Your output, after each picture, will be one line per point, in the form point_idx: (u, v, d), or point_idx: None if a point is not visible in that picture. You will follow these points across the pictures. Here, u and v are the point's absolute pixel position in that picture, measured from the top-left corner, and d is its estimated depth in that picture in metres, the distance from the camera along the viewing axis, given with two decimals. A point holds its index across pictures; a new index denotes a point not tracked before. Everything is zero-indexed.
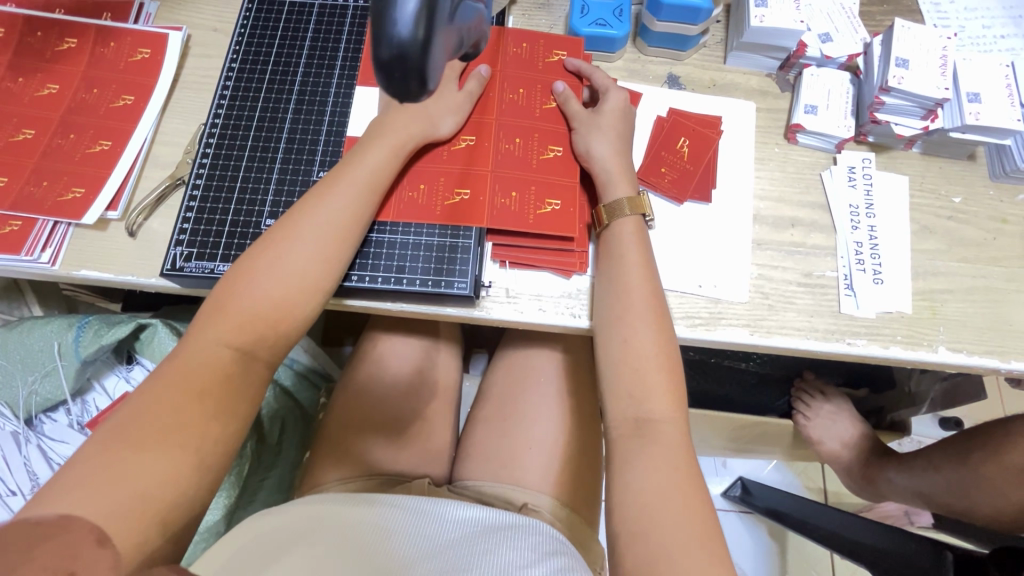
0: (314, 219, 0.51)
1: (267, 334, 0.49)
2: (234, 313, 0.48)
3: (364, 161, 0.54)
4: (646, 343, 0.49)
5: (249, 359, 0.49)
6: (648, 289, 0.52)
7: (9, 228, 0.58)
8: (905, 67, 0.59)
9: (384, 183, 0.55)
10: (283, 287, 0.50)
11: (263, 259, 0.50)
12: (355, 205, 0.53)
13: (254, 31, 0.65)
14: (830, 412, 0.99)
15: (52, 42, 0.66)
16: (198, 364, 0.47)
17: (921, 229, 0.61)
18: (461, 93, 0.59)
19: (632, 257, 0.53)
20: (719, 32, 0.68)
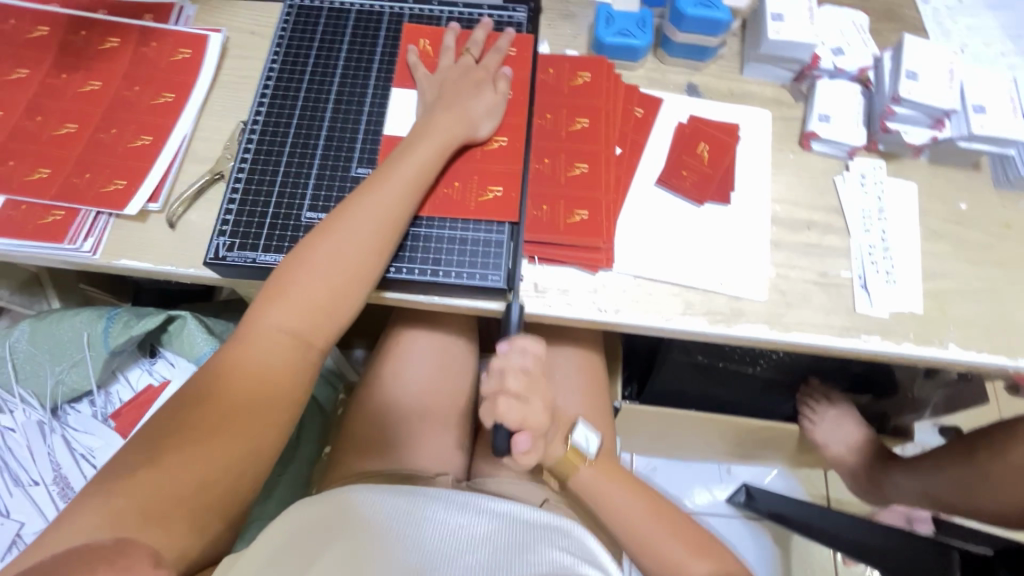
0: (367, 213, 0.54)
1: (325, 319, 0.52)
2: (295, 304, 0.51)
3: (412, 156, 0.57)
4: (620, 502, 0.62)
5: (306, 346, 0.51)
6: (631, 502, 0.62)
7: (52, 218, 0.60)
8: (915, 79, 0.62)
9: (427, 178, 0.57)
10: (340, 273, 0.52)
11: (319, 250, 0.52)
12: (405, 194, 0.55)
13: (293, 34, 0.68)
14: (836, 416, 1.02)
15: (95, 41, 0.68)
16: (265, 355, 0.49)
17: (930, 232, 0.64)
18: (497, 93, 0.62)
19: (606, 499, 0.63)
20: (735, 45, 0.72)
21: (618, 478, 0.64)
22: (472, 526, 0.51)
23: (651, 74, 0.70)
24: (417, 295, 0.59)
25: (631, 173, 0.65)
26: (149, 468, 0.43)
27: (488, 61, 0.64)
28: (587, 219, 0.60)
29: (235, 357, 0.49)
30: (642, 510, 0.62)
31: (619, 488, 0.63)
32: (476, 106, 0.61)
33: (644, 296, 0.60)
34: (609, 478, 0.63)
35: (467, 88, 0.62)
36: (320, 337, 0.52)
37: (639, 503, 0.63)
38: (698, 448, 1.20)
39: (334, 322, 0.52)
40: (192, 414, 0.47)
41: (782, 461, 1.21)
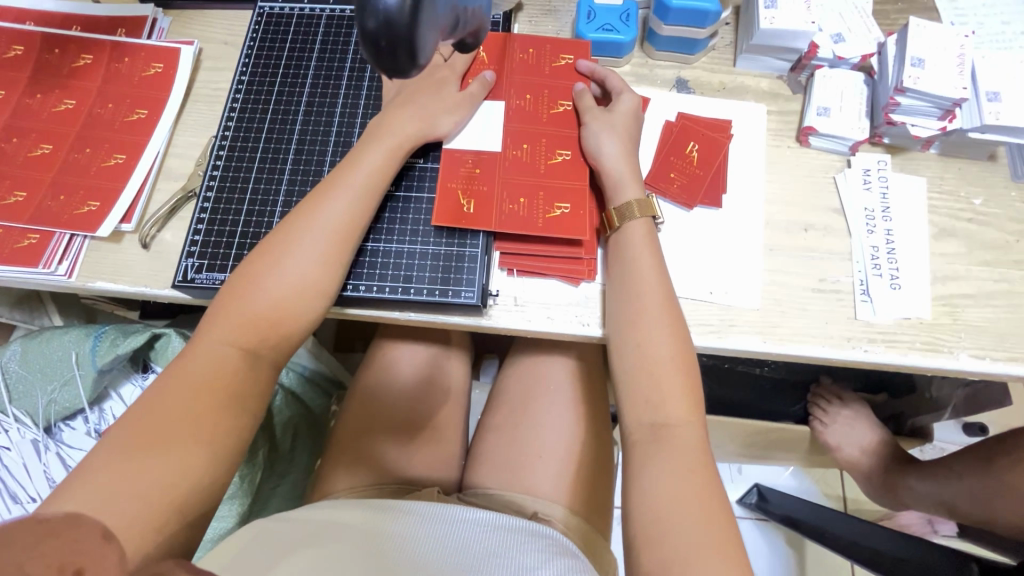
0: (317, 222, 0.51)
1: (269, 335, 0.49)
2: (234, 318, 0.48)
3: (361, 164, 0.54)
4: (658, 347, 0.50)
5: (256, 359, 0.48)
6: (660, 290, 0.52)
7: (27, 242, 0.59)
8: (920, 67, 0.57)
9: (381, 184, 0.55)
10: (283, 289, 0.49)
11: (264, 264, 0.50)
12: (355, 206, 0.53)
13: (262, 43, 0.66)
14: (848, 418, 0.97)
15: (69, 59, 0.67)
16: (205, 366, 0.46)
17: (940, 231, 0.60)
18: (461, 94, 0.60)
19: (646, 260, 0.53)
20: (728, 34, 0.68)
21: (671, 336, 0.50)
22: (423, 538, 0.52)
23: (638, 70, 0.67)
24: (392, 313, 0.57)
25: None
26: (102, 481, 0.39)
27: (457, 60, 0.61)
28: (567, 213, 0.57)
29: (183, 373, 0.46)
30: (669, 389, 0.49)
31: (664, 328, 0.51)
32: (436, 109, 0.58)
33: None
34: (660, 391, 0.49)
35: (430, 86, 0.59)
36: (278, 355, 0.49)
37: (675, 366, 0.49)
38: None
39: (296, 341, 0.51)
40: (148, 425, 0.42)
41: (795, 462, 1.17)
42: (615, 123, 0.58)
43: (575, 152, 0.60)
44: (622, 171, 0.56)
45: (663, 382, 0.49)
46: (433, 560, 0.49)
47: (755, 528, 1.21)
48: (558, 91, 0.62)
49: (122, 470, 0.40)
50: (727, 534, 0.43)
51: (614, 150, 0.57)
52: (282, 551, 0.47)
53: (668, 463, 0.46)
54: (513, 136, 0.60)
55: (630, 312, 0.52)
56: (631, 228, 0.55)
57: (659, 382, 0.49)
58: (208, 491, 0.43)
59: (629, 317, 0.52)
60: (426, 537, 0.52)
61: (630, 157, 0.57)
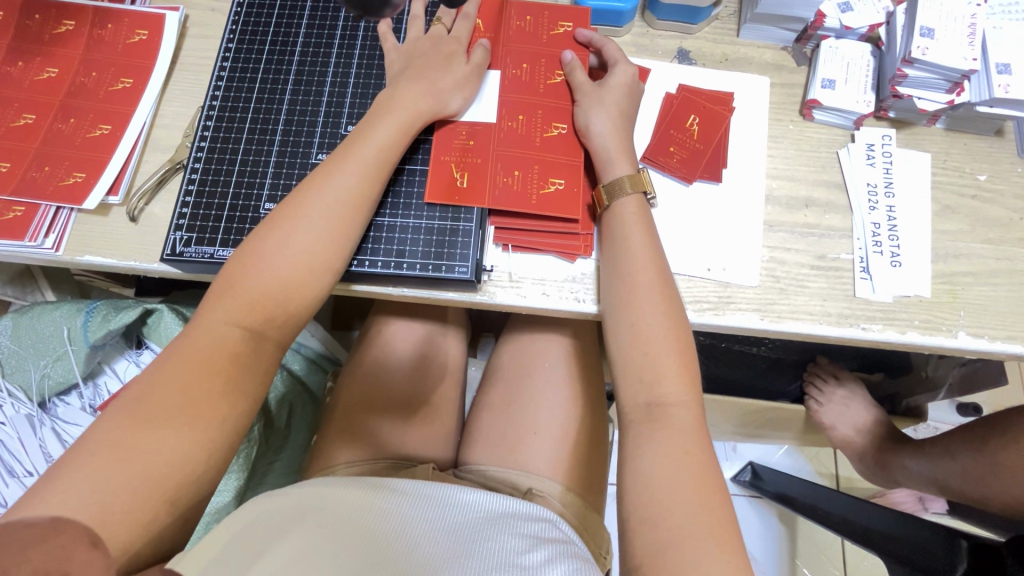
0: (322, 195, 0.50)
1: (277, 315, 0.48)
2: (241, 296, 0.47)
3: (374, 138, 0.53)
4: (655, 325, 0.49)
5: (260, 338, 0.47)
6: (655, 267, 0.51)
7: (12, 215, 0.58)
8: (930, 37, 0.56)
9: (392, 161, 0.53)
10: (291, 267, 0.48)
11: (269, 239, 0.48)
12: (365, 182, 0.51)
13: (249, 11, 0.64)
14: (843, 397, 0.98)
15: (50, 24, 0.65)
16: (208, 343, 0.45)
17: (943, 208, 0.59)
18: (470, 66, 0.57)
19: (638, 237, 0.52)
20: (732, 3, 0.65)
21: (670, 314, 0.50)
22: (417, 516, 0.52)
23: (638, 40, 0.65)
24: (388, 288, 0.56)
25: None
26: (97, 461, 0.39)
27: (458, 28, 0.59)
28: (561, 189, 0.56)
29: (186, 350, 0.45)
30: (667, 368, 0.48)
31: (660, 306, 0.50)
32: (447, 83, 0.56)
33: None
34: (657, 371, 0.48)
35: (439, 60, 0.56)
36: (275, 329, 0.48)
37: (672, 345, 0.49)
38: None
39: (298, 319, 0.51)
40: (142, 404, 0.42)
41: (789, 440, 1.18)
42: (604, 99, 0.57)
43: (572, 124, 0.58)
44: (612, 147, 0.55)
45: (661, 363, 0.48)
46: (429, 540, 0.49)
47: (748, 505, 1.22)
48: (557, 58, 0.60)
49: (119, 453, 0.40)
50: (725, 511, 0.43)
51: (607, 126, 0.55)
52: (280, 526, 0.47)
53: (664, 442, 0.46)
54: (509, 106, 0.58)
55: (625, 291, 0.51)
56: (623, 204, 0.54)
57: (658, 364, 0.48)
58: (204, 467, 0.43)
59: (623, 294, 0.51)
60: (421, 515, 0.52)
61: (620, 133, 0.56)
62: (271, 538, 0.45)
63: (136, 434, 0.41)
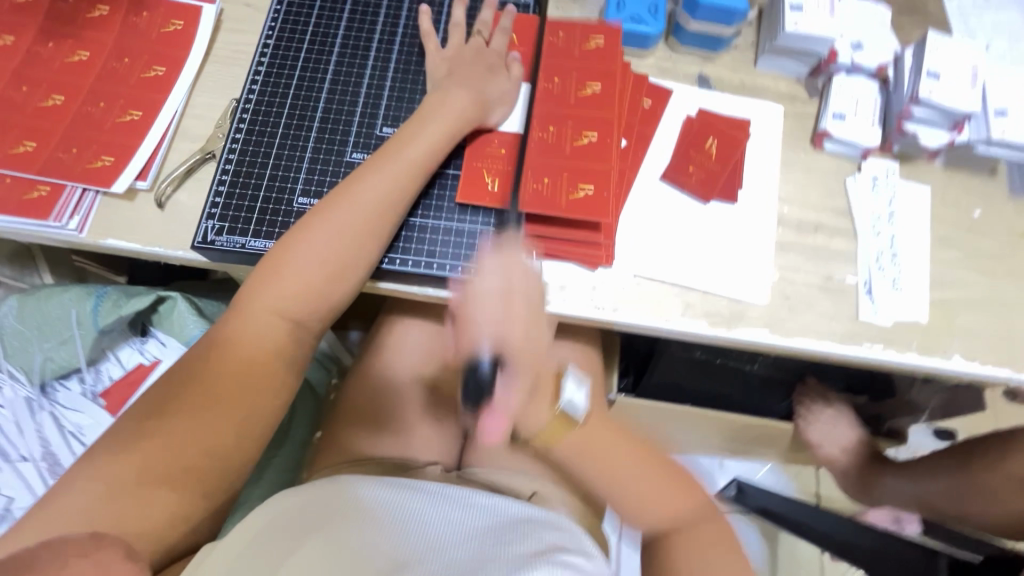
0: (366, 192, 0.52)
1: (319, 303, 0.51)
2: (286, 281, 0.50)
3: (417, 139, 0.55)
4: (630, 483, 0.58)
5: (300, 328, 0.51)
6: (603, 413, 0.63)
7: (37, 194, 0.58)
8: (935, 80, 0.60)
9: (432, 163, 0.55)
10: (333, 257, 0.50)
11: (314, 228, 0.51)
12: (407, 181, 0.53)
13: (289, 10, 0.65)
14: (829, 417, 1.02)
15: (84, 8, 0.65)
16: (256, 327, 0.49)
17: (941, 239, 0.62)
18: (509, 80, 0.60)
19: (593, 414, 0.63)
20: (751, 35, 0.69)
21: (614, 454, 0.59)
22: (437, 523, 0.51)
23: (662, 63, 0.68)
24: (415, 287, 0.57)
25: (637, 166, 0.63)
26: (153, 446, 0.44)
27: (497, 42, 0.62)
28: (590, 195, 0.57)
29: (236, 340, 0.49)
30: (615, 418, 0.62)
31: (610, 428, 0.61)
32: (483, 95, 0.58)
33: (645, 295, 0.59)
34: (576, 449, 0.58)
35: (480, 70, 0.60)
36: (313, 319, 0.51)
37: (636, 469, 0.58)
38: (690, 443, 1.20)
39: (330, 311, 0.52)
40: (197, 393, 0.47)
41: (774, 457, 1.21)
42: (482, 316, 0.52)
43: (602, 135, 0.59)
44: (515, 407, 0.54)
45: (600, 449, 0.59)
46: (448, 546, 0.47)
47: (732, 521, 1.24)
48: (588, 72, 0.62)
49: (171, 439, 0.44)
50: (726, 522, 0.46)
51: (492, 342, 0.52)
52: (299, 534, 0.46)
53: (634, 480, 0.58)
54: (541, 116, 0.60)
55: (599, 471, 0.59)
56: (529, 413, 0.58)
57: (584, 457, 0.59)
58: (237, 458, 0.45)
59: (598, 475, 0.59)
60: (440, 523, 0.51)
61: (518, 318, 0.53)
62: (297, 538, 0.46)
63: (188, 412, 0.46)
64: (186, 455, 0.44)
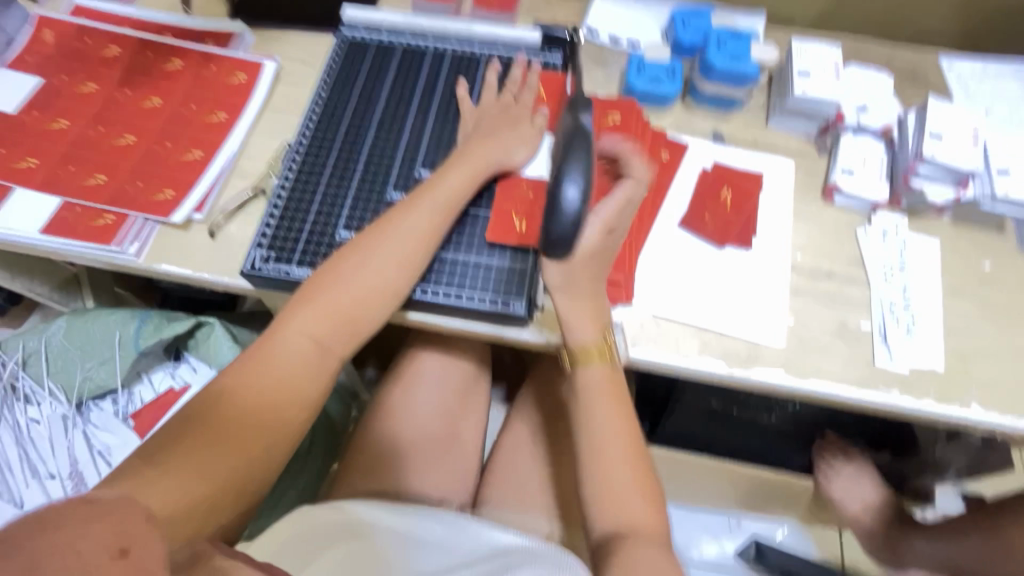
0: (398, 229, 0.56)
1: (347, 331, 0.54)
2: (319, 307, 0.53)
3: (448, 181, 0.59)
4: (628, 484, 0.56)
5: (326, 353, 0.53)
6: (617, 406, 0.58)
7: (103, 221, 0.63)
8: (938, 140, 0.64)
9: (459, 204, 0.59)
10: (365, 289, 0.54)
11: (349, 261, 0.55)
12: (435, 220, 0.57)
13: (341, 65, 0.72)
14: (851, 473, 1.00)
15: (161, 62, 0.73)
16: (288, 350, 0.52)
17: (953, 290, 0.64)
18: (534, 129, 0.65)
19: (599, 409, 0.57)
20: (762, 96, 0.75)
21: (615, 412, 0.57)
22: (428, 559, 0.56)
23: (679, 120, 0.73)
24: (442, 318, 0.61)
25: (655, 213, 0.67)
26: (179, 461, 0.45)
27: (526, 96, 0.68)
28: None
29: (272, 358, 0.51)
30: (615, 417, 0.57)
31: (613, 419, 0.57)
32: (516, 140, 0.64)
33: (663, 333, 0.61)
34: (600, 380, 0.58)
35: (506, 123, 0.65)
36: (339, 346, 0.54)
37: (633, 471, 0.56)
38: (704, 497, 1.16)
39: (359, 334, 0.54)
40: (219, 412, 0.48)
41: (794, 517, 1.16)
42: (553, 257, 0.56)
43: None
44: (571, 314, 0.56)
45: (609, 459, 0.56)
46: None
47: None
48: (604, 148, 0.67)
49: (195, 449, 0.46)
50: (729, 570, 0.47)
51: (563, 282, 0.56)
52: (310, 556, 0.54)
53: (639, 510, 0.55)
54: None
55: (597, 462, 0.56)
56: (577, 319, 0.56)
57: (600, 404, 0.57)
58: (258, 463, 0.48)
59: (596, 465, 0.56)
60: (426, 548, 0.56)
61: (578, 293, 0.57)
62: (313, 548, 0.56)
63: (217, 427, 0.47)
64: (211, 464, 0.46)
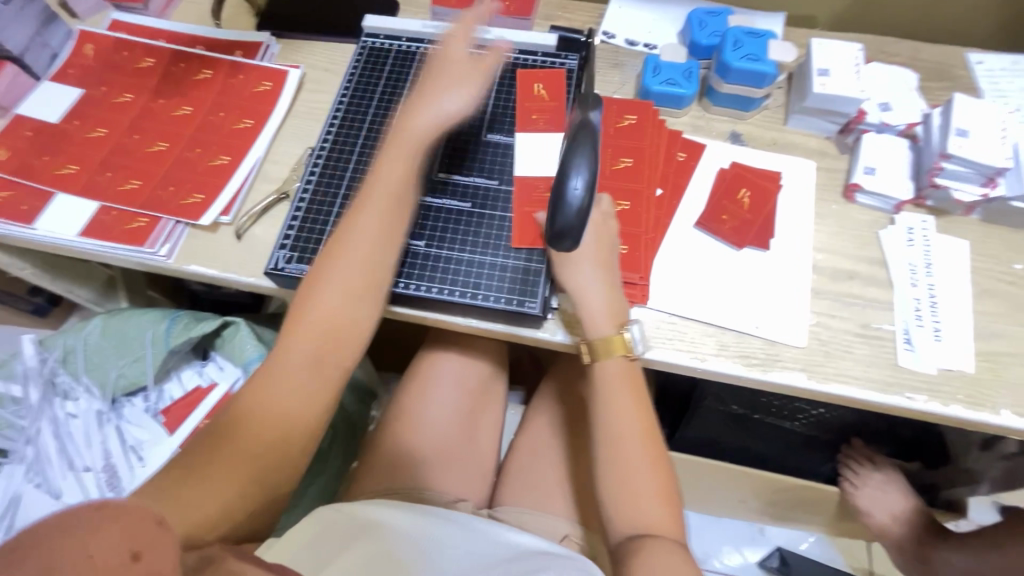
0: (354, 240, 0.56)
1: (334, 342, 0.55)
2: (302, 334, 0.54)
3: (387, 178, 0.58)
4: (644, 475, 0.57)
5: (321, 368, 0.54)
6: (634, 398, 0.59)
7: (137, 224, 0.66)
8: (964, 137, 0.62)
9: (404, 197, 0.58)
10: (339, 301, 0.55)
11: (315, 284, 0.55)
12: (384, 221, 0.57)
13: (362, 71, 0.74)
14: (880, 482, 0.96)
15: (193, 72, 0.76)
16: (283, 381, 0.53)
17: (982, 291, 0.62)
18: (467, 74, 0.61)
19: (621, 401, 0.59)
20: (781, 96, 0.74)
21: (633, 403, 0.59)
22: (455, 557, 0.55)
23: (696, 121, 0.73)
24: (458, 317, 0.62)
25: (671, 213, 0.67)
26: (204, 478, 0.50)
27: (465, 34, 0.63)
28: (625, 253, 0.63)
29: (277, 377, 0.53)
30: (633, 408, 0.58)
31: (632, 409, 0.58)
32: (446, 94, 0.60)
33: (678, 334, 0.60)
34: (617, 372, 0.59)
35: (441, 75, 0.61)
36: (334, 358, 0.55)
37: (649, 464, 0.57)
38: (724, 504, 1.14)
39: (347, 342, 0.55)
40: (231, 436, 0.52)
41: (819, 527, 1.13)
42: (578, 255, 0.59)
43: (633, 204, 0.65)
44: (599, 308, 0.58)
45: (628, 452, 0.57)
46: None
47: None
48: (620, 149, 0.67)
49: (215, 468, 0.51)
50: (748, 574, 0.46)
51: (592, 283, 0.58)
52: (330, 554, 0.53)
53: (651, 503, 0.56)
54: None
55: (614, 454, 0.58)
56: (594, 315, 0.58)
57: (620, 396, 0.59)
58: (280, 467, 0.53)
59: (613, 456, 0.58)
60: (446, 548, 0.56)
61: (607, 293, 0.58)
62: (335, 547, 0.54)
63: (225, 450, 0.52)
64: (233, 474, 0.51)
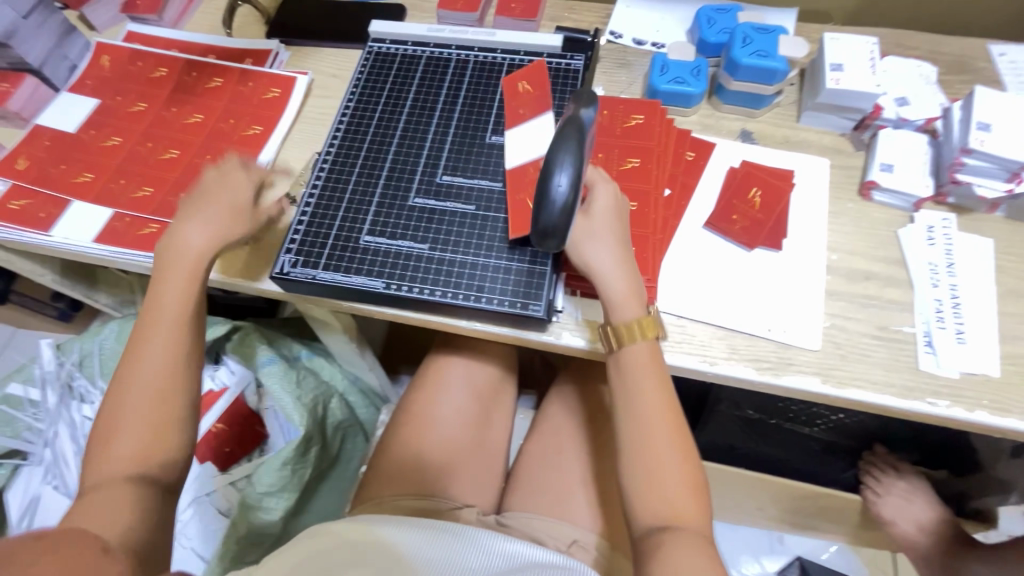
0: (147, 356, 0.54)
1: (151, 457, 0.51)
2: (110, 459, 0.50)
3: (162, 297, 0.56)
4: (671, 463, 0.53)
5: (148, 484, 0.50)
6: (662, 385, 0.55)
7: (148, 230, 0.68)
8: (986, 131, 0.59)
9: (186, 311, 0.56)
10: (149, 412, 0.52)
11: (117, 409, 0.52)
12: (170, 337, 0.55)
13: (368, 76, 0.75)
14: (904, 491, 0.92)
15: (204, 81, 0.78)
16: (98, 505, 0.48)
17: (1008, 292, 0.60)
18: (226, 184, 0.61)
19: (645, 384, 0.55)
20: (794, 93, 0.72)
21: (659, 387, 0.55)
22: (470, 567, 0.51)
23: (705, 120, 0.72)
24: (462, 321, 0.61)
25: (680, 214, 0.65)
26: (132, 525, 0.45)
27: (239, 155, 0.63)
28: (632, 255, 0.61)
29: (103, 461, 0.50)
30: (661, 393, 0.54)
31: (659, 394, 0.54)
32: (193, 219, 0.59)
33: (687, 337, 0.59)
34: (644, 353, 0.55)
35: (215, 194, 0.60)
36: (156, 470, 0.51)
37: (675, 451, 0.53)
38: (741, 512, 1.11)
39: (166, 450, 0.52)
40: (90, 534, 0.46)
41: (842, 536, 1.09)
42: (595, 231, 0.56)
43: (641, 205, 0.63)
44: (619, 289, 0.55)
45: (652, 439, 0.54)
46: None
47: None
48: (627, 149, 0.66)
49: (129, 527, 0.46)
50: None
51: (610, 259, 0.56)
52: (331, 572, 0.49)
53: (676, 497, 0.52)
54: None
55: (638, 440, 0.54)
56: (621, 302, 0.55)
57: (643, 379, 0.55)
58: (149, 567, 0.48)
59: (638, 441, 0.54)
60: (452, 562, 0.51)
61: (622, 267, 0.56)
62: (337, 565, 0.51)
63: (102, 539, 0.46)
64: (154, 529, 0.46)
